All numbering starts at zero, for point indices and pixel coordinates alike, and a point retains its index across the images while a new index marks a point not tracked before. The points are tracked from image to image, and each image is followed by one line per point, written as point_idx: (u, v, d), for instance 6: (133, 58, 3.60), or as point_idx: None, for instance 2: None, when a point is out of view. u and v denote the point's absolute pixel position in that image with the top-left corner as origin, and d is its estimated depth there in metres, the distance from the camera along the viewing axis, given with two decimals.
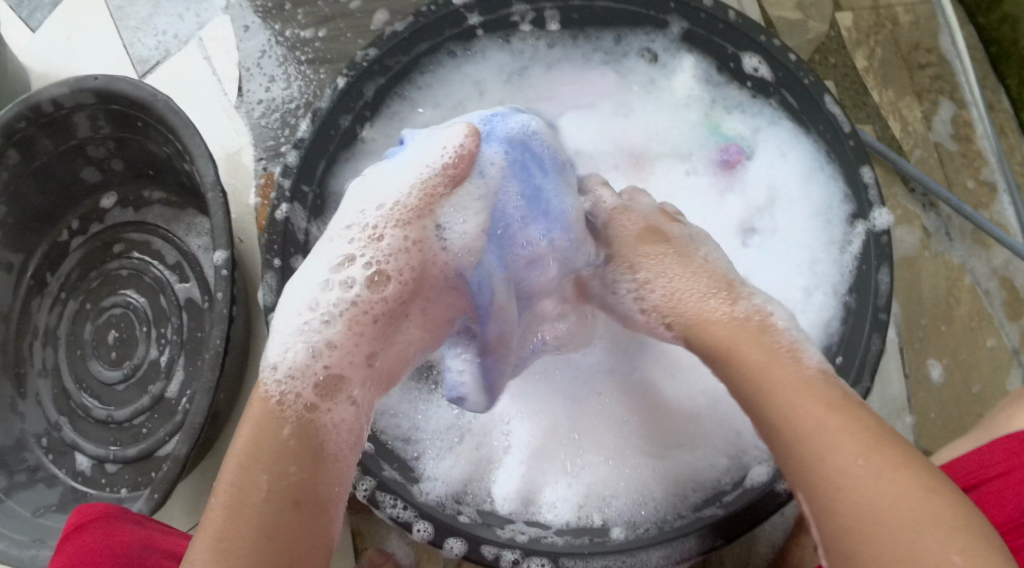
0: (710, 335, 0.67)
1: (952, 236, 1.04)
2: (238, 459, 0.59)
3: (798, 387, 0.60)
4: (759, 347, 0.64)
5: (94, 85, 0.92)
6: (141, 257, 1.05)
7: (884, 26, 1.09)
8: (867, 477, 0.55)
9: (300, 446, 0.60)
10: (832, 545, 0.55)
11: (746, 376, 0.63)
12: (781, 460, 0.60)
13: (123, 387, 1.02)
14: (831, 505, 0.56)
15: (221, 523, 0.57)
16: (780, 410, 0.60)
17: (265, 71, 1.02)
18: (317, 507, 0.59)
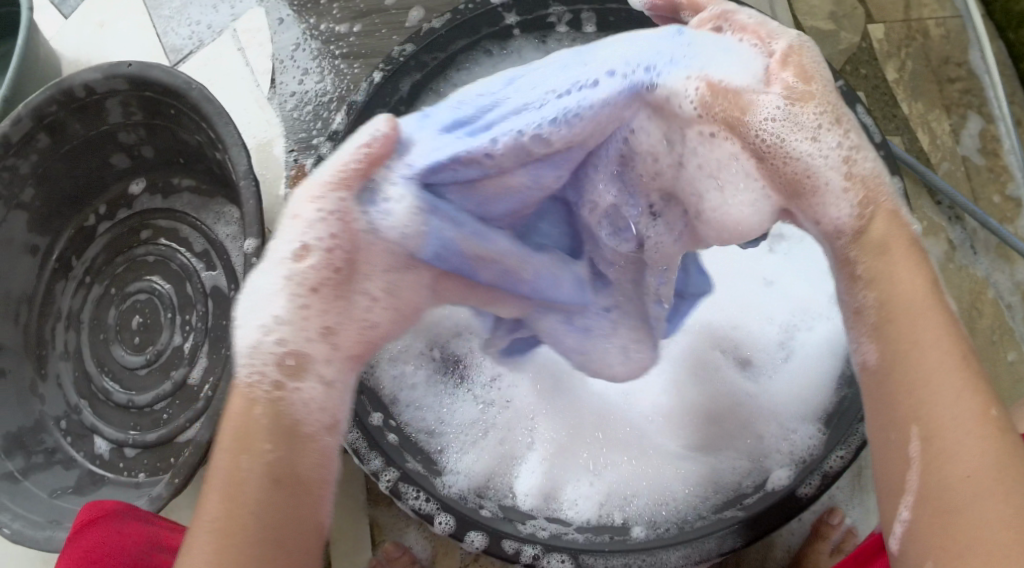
0: (884, 242, 0.61)
1: (976, 250, 1.04)
2: (224, 445, 0.59)
3: (946, 322, 0.59)
4: (916, 265, 0.61)
5: (128, 72, 0.93)
6: (168, 244, 1.06)
7: (915, 39, 1.10)
8: (985, 433, 0.56)
9: (272, 425, 0.60)
10: (934, 493, 0.56)
11: (893, 288, 0.60)
12: (898, 389, 0.59)
13: (145, 372, 1.03)
14: (948, 451, 0.56)
15: (215, 505, 0.58)
16: (925, 338, 0.59)
17: (298, 64, 1.03)
18: (300, 486, 0.60)
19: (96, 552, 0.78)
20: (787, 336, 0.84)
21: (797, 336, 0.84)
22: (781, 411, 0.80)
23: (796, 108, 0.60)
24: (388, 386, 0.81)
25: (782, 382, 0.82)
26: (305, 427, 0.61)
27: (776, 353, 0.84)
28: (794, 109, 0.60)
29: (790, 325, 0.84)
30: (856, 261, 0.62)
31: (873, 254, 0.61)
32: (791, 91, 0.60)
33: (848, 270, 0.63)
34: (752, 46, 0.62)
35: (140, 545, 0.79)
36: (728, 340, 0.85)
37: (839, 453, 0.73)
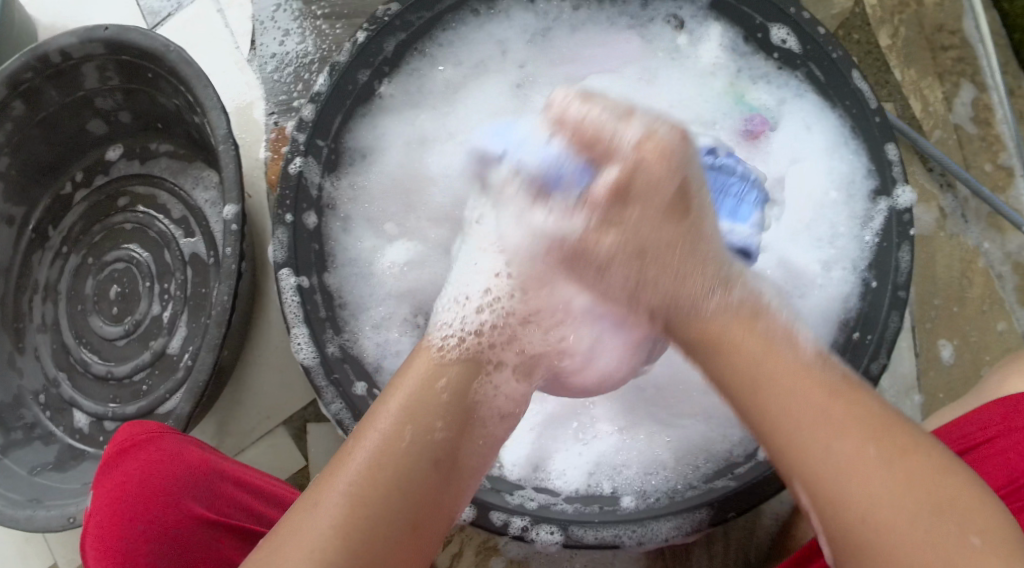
0: (700, 326, 0.63)
1: (967, 219, 1.03)
2: (397, 405, 0.61)
3: (799, 377, 0.58)
4: (750, 338, 0.61)
5: (105, 35, 0.90)
6: (145, 211, 1.03)
7: (909, 6, 1.08)
8: (873, 466, 0.54)
9: (452, 403, 0.63)
10: (836, 540, 0.55)
11: (731, 364, 0.60)
12: (772, 449, 0.58)
13: (123, 343, 1.00)
14: (839, 499, 0.55)
15: (356, 471, 0.58)
16: (775, 402, 0.58)
17: (279, 24, 0.99)
18: (454, 470, 0.62)
19: (154, 481, 0.75)
20: None
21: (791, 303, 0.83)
22: None
23: (599, 235, 0.68)
24: (370, 353, 0.80)
25: None
26: (479, 414, 0.65)
27: None
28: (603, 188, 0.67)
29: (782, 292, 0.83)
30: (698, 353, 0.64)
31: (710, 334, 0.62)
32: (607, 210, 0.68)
33: (705, 350, 0.63)
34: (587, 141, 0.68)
35: (201, 474, 0.76)
36: None
37: None
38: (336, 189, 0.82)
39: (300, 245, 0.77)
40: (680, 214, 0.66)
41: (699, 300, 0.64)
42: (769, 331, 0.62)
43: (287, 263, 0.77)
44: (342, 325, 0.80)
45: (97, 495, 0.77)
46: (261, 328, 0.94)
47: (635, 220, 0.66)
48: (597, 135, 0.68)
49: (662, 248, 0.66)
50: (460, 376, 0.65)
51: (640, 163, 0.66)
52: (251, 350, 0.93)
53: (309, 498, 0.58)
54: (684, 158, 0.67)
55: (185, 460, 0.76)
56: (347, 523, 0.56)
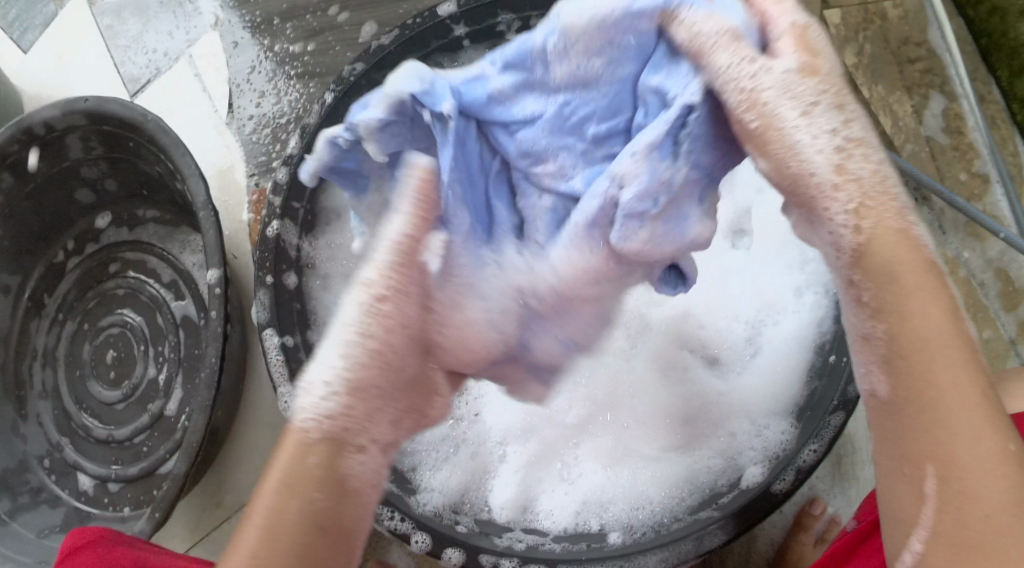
0: (887, 267, 0.59)
1: (945, 230, 1.05)
2: (275, 482, 0.59)
3: (962, 354, 0.57)
4: (936, 300, 0.58)
5: (86, 107, 0.93)
6: (137, 276, 1.06)
7: (873, 22, 1.09)
8: (1010, 469, 0.55)
9: (320, 477, 0.59)
10: (948, 533, 0.56)
11: (919, 322, 0.57)
12: (917, 419, 0.57)
13: (122, 406, 1.02)
14: (969, 491, 0.55)
15: (255, 543, 0.58)
16: (940, 369, 0.57)
17: (255, 87, 1.02)
18: (343, 535, 0.60)
19: None
20: (753, 332, 0.84)
21: (763, 332, 0.83)
22: (752, 408, 0.80)
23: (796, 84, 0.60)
24: None
25: (751, 379, 0.82)
26: (353, 483, 0.60)
27: (744, 350, 0.83)
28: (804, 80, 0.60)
29: (755, 321, 0.84)
30: (862, 285, 0.60)
31: (883, 272, 0.58)
32: (806, 99, 0.60)
33: (885, 293, 0.58)
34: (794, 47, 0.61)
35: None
36: (695, 339, 0.84)
37: (811, 447, 0.74)
38: (314, 248, 0.84)
39: (282, 305, 0.80)
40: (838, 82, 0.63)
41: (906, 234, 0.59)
42: (950, 299, 0.59)
43: (270, 323, 0.80)
44: None
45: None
46: (253, 385, 0.96)
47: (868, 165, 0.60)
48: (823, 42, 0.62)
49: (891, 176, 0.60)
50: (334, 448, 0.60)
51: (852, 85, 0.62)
52: (244, 409, 0.95)
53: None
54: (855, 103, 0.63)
55: (116, 558, 0.77)
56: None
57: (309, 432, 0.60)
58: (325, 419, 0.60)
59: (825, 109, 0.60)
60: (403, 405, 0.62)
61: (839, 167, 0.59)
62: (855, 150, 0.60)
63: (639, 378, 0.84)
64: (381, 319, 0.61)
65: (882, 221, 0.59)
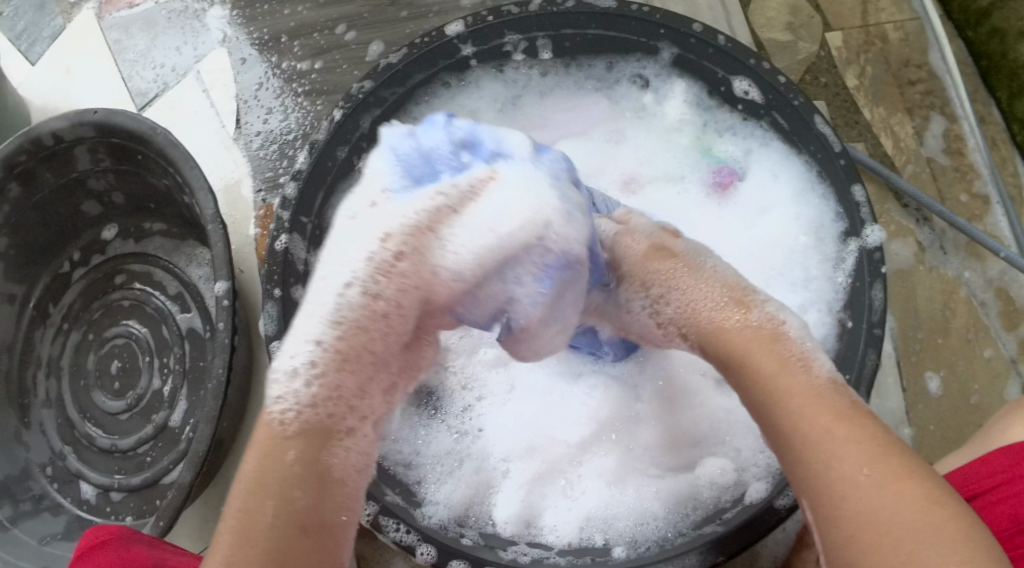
0: (725, 341, 0.65)
1: (946, 250, 1.05)
2: (244, 489, 0.60)
3: (805, 396, 0.60)
4: (769, 356, 0.62)
5: (95, 119, 0.94)
6: (143, 287, 1.06)
7: (874, 44, 1.11)
8: (869, 489, 0.55)
9: (304, 472, 0.61)
10: (834, 556, 0.56)
11: (749, 381, 0.62)
12: (781, 460, 0.60)
13: (126, 417, 1.03)
14: (834, 517, 0.56)
15: (229, 547, 0.58)
16: (784, 416, 0.59)
17: (263, 103, 1.03)
18: (325, 531, 0.61)
19: None
20: None
21: None
22: (757, 424, 0.81)
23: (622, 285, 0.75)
24: None
25: None
26: (335, 474, 0.63)
27: None
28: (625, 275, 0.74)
29: None
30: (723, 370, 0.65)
31: (722, 350, 0.65)
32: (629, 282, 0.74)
33: (731, 369, 0.64)
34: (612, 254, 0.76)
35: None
36: (705, 360, 0.85)
37: None
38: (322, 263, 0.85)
39: (290, 317, 0.80)
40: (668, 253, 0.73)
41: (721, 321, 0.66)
42: (785, 355, 0.63)
43: (278, 336, 0.79)
44: None
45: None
46: (258, 399, 0.97)
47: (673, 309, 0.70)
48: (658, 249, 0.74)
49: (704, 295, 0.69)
50: (309, 442, 0.62)
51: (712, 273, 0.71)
52: (249, 421, 0.96)
53: None
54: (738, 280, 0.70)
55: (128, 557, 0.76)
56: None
57: (289, 425, 0.63)
58: (302, 413, 0.64)
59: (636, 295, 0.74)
60: (395, 370, 0.71)
61: (659, 321, 0.73)
62: (666, 299, 0.71)
63: (648, 408, 0.85)
64: (397, 280, 0.68)
65: (699, 324, 0.68)
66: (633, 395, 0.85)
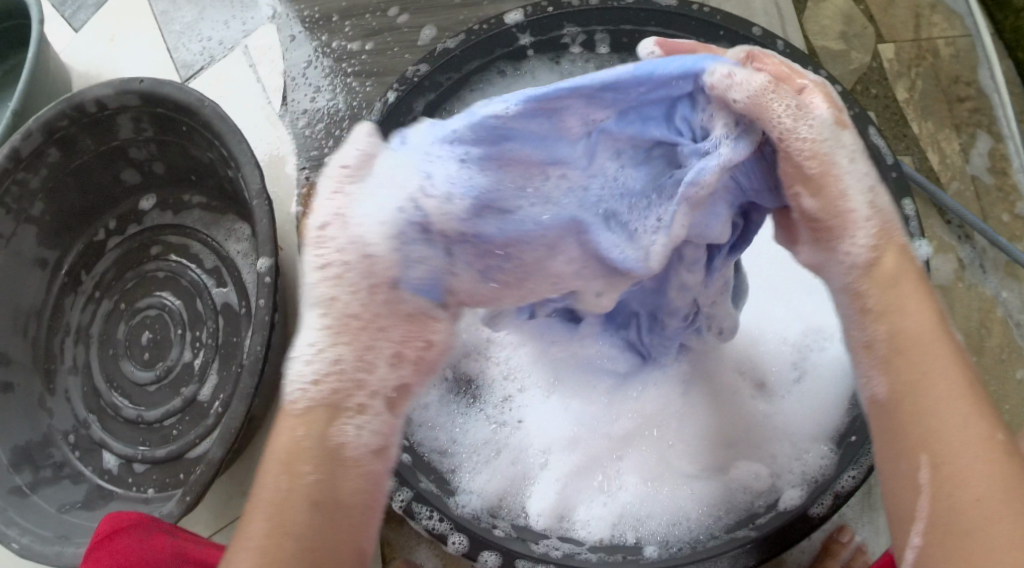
0: (885, 275, 0.62)
1: (985, 268, 1.04)
2: (273, 466, 0.59)
3: (949, 351, 0.60)
4: (925, 300, 0.62)
5: (140, 88, 0.93)
6: (178, 260, 1.06)
7: (925, 58, 1.10)
8: (996, 453, 0.57)
9: (311, 448, 0.59)
10: (947, 518, 0.57)
11: (903, 324, 0.61)
12: (909, 411, 0.60)
13: (155, 388, 1.02)
14: (959, 477, 0.57)
15: (263, 529, 0.58)
16: (927, 367, 0.60)
17: (310, 81, 1.03)
18: (341, 511, 0.59)
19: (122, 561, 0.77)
20: (800, 357, 0.85)
21: (810, 357, 0.85)
22: (794, 431, 0.81)
23: (837, 139, 0.61)
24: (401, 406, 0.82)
25: (795, 401, 0.83)
26: (347, 453, 0.60)
27: (790, 373, 0.85)
28: (840, 135, 0.61)
29: (802, 345, 0.85)
30: (866, 293, 0.62)
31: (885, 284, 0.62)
32: (838, 139, 0.61)
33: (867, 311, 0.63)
34: (788, 79, 0.62)
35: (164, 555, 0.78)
36: (746, 362, 0.84)
37: (852, 472, 0.73)
38: None
39: None
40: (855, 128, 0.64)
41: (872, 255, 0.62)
42: (936, 303, 0.62)
43: None
44: None
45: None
46: None
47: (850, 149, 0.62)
48: (792, 76, 0.62)
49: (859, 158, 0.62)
50: (321, 420, 0.60)
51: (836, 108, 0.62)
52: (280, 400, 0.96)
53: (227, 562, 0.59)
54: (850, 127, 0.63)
55: (154, 544, 0.79)
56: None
57: (306, 394, 0.60)
58: (313, 397, 0.60)
59: (850, 153, 0.61)
60: (398, 337, 0.61)
61: (874, 203, 0.63)
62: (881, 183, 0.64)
63: (692, 403, 0.82)
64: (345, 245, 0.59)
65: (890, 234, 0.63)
66: (679, 390, 0.82)
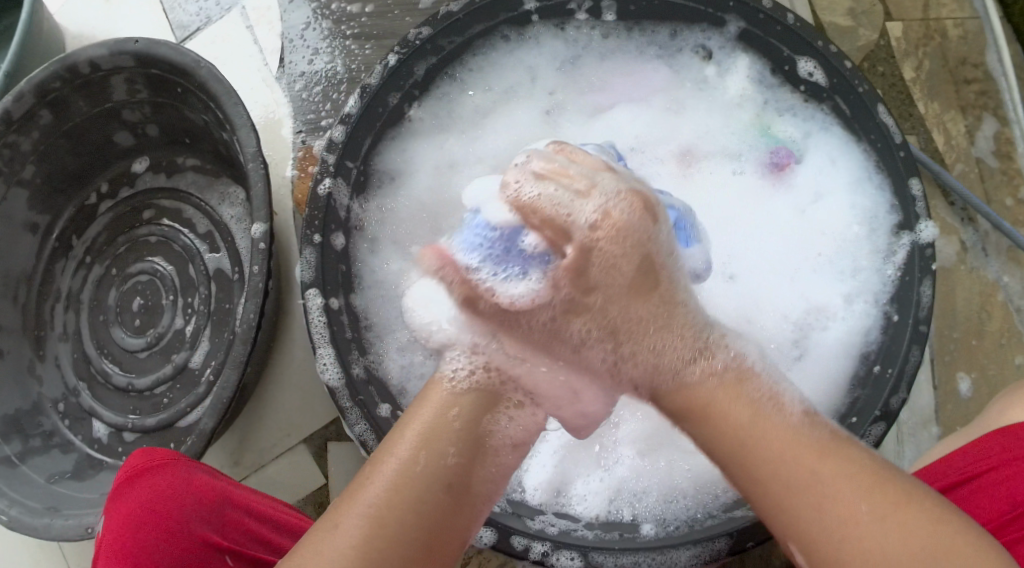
0: (693, 396, 0.66)
1: (987, 252, 1.04)
2: (413, 436, 0.64)
3: (785, 440, 0.62)
4: (739, 404, 0.65)
5: (135, 49, 0.91)
6: (171, 225, 1.04)
7: (933, 38, 1.08)
8: (863, 525, 0.57)
9: (462, 432, 0.66)
10: None
11: (723, 430, 0.64)
12: (763, 511, 0.61)
13: (145, 355, 1.01)
14: (838, 558, 0.57)
15: (381, 491, 0.61)
16: (766, 465, 0.61)
17: (309, 43, 1.01)
18: (467, 495, 0.64)
19: (165, 507, 0.76)
20: (800, 335, 0.85)
21: (811, 335, 0.84)
22: None
23: (577, 285, 0.72)
24: (395, 374, 0.81)
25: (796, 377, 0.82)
26: (491, 443, 0.68)
27: (790, 351, 0.84)
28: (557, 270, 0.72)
29: (802, 324, 0.85)
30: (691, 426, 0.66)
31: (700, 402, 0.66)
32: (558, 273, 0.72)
33: (694, 421, 0.66)
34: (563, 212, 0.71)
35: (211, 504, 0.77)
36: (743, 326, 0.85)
37: None
38: (364, 210, 0.83)
39: (327, 266, 0.78)
40: (648, 288, 0.71)
41: (682, 369, 0.68)
42: (752, 401, 0.65)
43: (314, 283, 0.77)
44: (367, 346, 0.80)
45: (103, 529, 0.77)
46: (283, 345, 0.95)
47: (601, 298, 0.71)
48: (595, 170, 0.74)
49: (617, 289, 0.71)
50: (471, 407, 0.68)
51: (593, 245, 0.71)
52: (272, 368, 0.95)
53: (326, 524, 0.60)
54: (643, 233, 0.71)
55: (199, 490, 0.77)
56: (371, 539, 0.59)
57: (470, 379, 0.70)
58: (471, 382, 0.70)
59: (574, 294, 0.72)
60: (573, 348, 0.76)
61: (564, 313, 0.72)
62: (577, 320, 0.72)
63: None
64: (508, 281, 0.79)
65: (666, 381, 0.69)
66: None
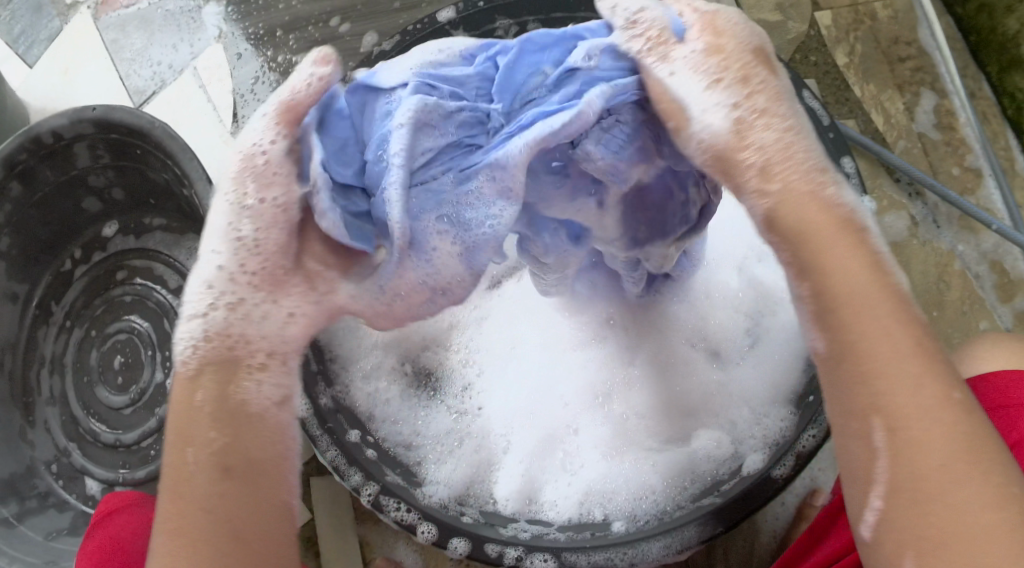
0: (800, 231, 0.59)
1: (939, 224, 1.06)
2: (172, 436, 0.59)
3: (895, 311, 0.57)
4: (854, 256, 0.58)
5: (94, 114, 0.95)
6: (144, 283, 1.08)
7: (864, 22, 1.11)
8: (951, 414, 0.55)
9: (213, 409, 0.59)
10: (902, 485, 0.55)
11: (842, 280, 0.57)
12: (857, 368, 0.56)
13: (130, 411, 1.04)
14: (919, 442, 0.54)
15: (168, 513, 0.57)
16: (873, 328, 0.56)
17: (259, 96, 1.06)
18: (257, 469, 0.58)
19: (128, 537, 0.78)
20: (752, 323, 0.85)
21: (762, 323, 0.85)
22: (751, 397, 0.82)
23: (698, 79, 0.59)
24: (364, 403, 0.83)
25: (751, 370, 0.83)
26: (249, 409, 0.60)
27: (743, 341, 0.85)
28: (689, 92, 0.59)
29: (753, 312, 0.85)
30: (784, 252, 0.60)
31: (798, 230, 0.59)
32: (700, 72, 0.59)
33: (795, 263, 0.59)
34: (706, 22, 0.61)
35: None
36: (695, 333, 0.85)
37: (812, 431, 0.74)
38: None
39: None
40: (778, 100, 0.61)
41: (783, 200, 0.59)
42: (872, 254, 0.59)
43: None
44: (334, 377, 0.83)
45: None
46: None
47: (740, 67, 0.60)
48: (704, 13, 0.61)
49: (758, 83, 0.60)
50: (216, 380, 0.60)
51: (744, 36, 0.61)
52: None
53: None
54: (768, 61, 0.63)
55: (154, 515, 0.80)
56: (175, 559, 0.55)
57: (189, 364, 0.60)
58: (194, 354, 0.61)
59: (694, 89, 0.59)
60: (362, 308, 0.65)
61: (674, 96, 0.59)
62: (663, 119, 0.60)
63: (639, 370, 0.85)
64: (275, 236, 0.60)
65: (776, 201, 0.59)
66: (624, 361, 0.86)
